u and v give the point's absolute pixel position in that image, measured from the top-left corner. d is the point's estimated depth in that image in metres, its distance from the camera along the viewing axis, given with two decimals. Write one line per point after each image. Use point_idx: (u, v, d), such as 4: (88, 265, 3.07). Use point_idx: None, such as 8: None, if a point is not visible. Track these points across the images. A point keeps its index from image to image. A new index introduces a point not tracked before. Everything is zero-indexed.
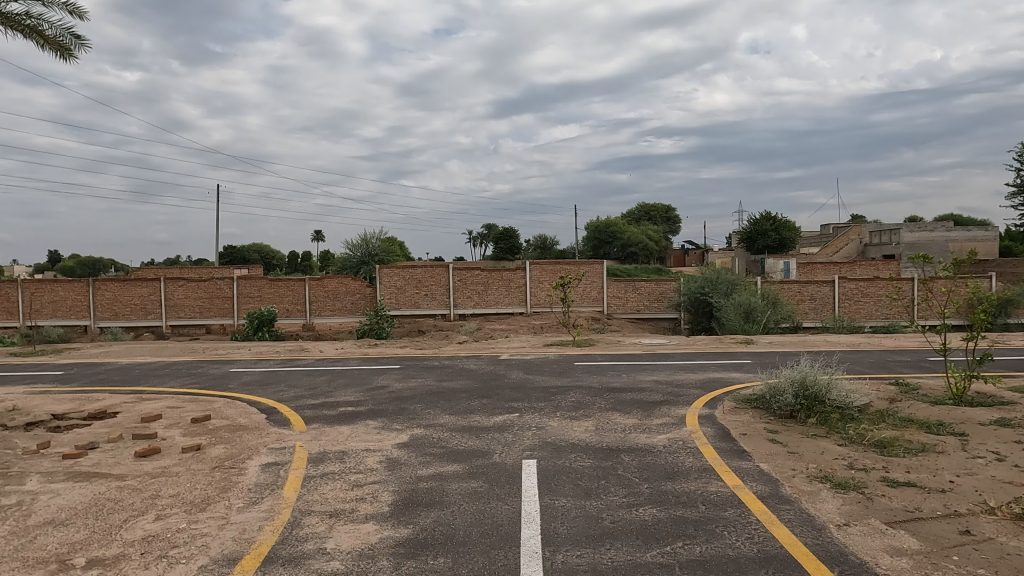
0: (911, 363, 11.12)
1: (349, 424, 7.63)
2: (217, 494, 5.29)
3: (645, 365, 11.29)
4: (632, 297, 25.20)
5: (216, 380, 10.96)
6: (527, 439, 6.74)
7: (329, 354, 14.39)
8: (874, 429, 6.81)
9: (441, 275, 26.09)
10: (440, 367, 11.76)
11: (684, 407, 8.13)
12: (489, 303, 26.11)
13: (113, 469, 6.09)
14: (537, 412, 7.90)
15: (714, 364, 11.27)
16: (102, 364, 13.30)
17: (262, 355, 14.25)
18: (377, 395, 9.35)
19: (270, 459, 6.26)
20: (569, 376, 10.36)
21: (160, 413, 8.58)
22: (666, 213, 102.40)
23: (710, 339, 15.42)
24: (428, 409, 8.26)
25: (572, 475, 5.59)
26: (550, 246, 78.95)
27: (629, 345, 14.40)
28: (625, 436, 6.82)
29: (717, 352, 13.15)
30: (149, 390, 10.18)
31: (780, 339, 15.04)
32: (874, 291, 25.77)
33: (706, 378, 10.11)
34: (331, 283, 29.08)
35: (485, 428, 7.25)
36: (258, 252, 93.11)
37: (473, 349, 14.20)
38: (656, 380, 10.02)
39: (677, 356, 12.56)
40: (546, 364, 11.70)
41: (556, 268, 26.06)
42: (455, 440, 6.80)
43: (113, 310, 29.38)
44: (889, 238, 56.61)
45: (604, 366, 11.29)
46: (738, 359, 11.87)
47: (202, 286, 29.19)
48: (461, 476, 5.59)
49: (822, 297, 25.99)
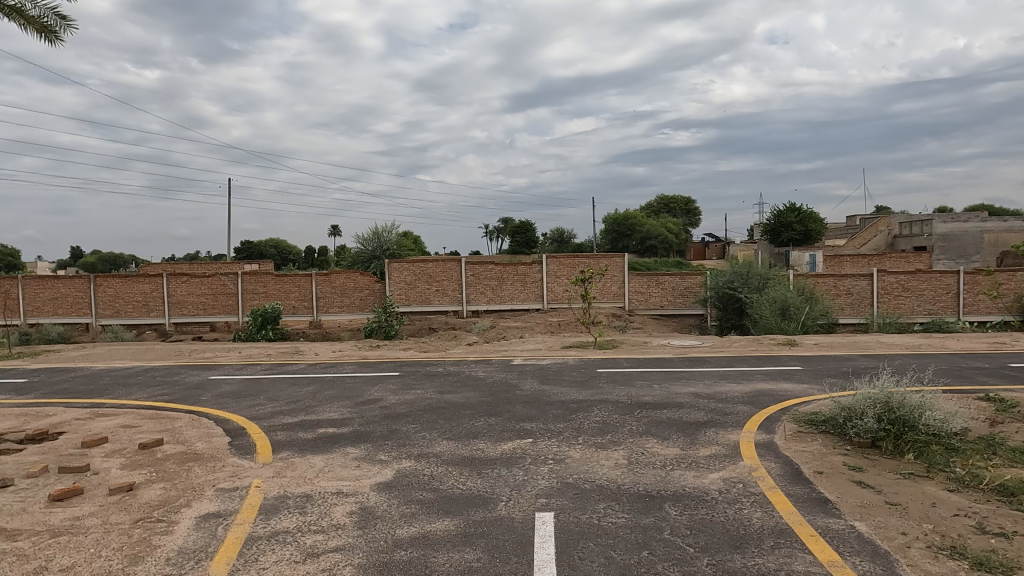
0: (993, 371, 9.47)
1: (325, 454, 6.22)
2: (122, 569, 3.92)
3: (680, 374, 9.79)
4: (654, 292, 23.73)
5: (189, 392, 9.62)
6: (542, 479, 5.29)
7: (325, 358, 13.05)
8: (989, 468, 5.26)
9: (453, 269, 24.68)
10: (444, 375, 10.35)
11: (735, 431, 6.63)
12: (504, 299, 24.70)
13: (10, 522, 4.73)
14: (555, 438, 6.45)
15: (759, 374, 9.75)
16: (75, 369, 12.08)
17: (251, 360, 12.93)
18: (367, 412, 7.93)
19: (211, 509, 4.88)
20: (591, 388, 8.89)
21: (109, 434, 7.24)
22: (687, 205, 99.93)
23: (749, 339, 13.86)
24: (423, 433, 6.84)
25: (603, 540, 4.13)
26: (567, 239, 77.39)
27: (659, 348, 12.90)
28: (667, 475, 5.35)
29: (758, 356, 11.62)
30: (110, 403, 8.85)
31: (826, 339, 13.43)
32: (915, 285, 23.98)
33: (755, 391, 8.60)
34: (340, 278, 27.86)
35: (489, 461, 5.82)
36: (275, 247, 93.13)
37: (484, 352, 12.79)
38: (695, 393, 8.51)
39: (715, 362, 11.04)
40: (564, 372, 10.24)
41: (573, 262, 24.57)
42: (450, 479, 5.37)
43: (115, 307, 28.43)
44: (921, 229, 54.23)
45: (632, 374, 9.81)
46: (787, 367, 10.29)
47: (205, 282, 28.12)
48: (453, 542, 4.15)
49: (859, 291, 24.20)
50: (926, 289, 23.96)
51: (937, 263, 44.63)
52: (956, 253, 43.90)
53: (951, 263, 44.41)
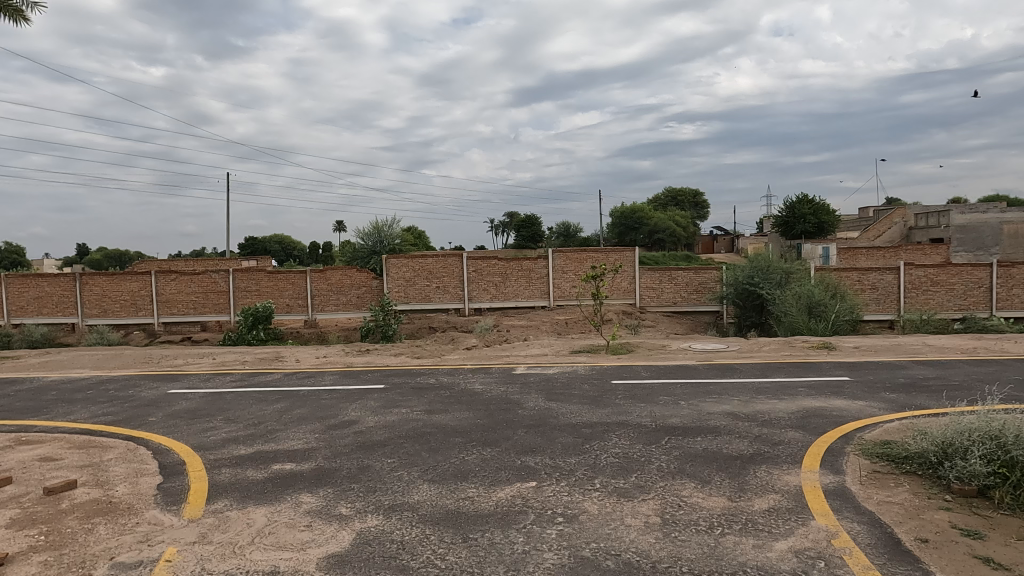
0: None
1: (270, 505, 4.86)
2: None
3: (708, 387, 8.41)
4: (667, 288, 22.34)
5: (139, 411, 8.29)
6: (549, 551, 3.92)
7: (307, 365, 11.74)
8: None
9: (454, 265, 23.31)
10: (434, 389, 8.96)
11: (793, 471, 5.23)
12: (508, 296, 23.37)
13: None
14: (565, 483, 5.08)
15: (802, 386, 8.37)
16: (23, 380, 10.76)
17: (224, 368, 11.60)
18: (338, 440, 6.58)
19: None
20: (607, 408, 7.52)
21: (19, 472, 5.90)
22: (695, 198, 98.22)
23: (779, 341, 12.42)
24: (399, 473, 5.47)
25: None
26: (572, 234, 75.88)
27: (680, 352, 11.49)
28: (718, 545, 3.97)
29: (794, 363, 10.18)
30: (40, 427, 7.52)
31: (867, 343, 11.94)
32: (945, 279, 22.47)
33: (805, 410, 7.18)
34: (335, 275, 26.54)
35: (480, 519, 4.45)
36: (279, 243, 92.33)
37: (483, 359, 11.41)
38: (731, 413, 7.13)
39: (746, 370, 9.62)
40: (574, 384, 8.87)
41: (581, 257, 23.17)
42: (426, 551, 4.00)
43: (102, 306, 27.26)
44: (937, 220, 52.56)
45: (653, 389, 8.43)
46: (832, 378, 8.89)
47: (195, 280, 26.87)
48: None
49: (885, 286, 22.70)
50: (956, 283, 22.46)
51: (954, 255, 42.14)
52: (975, 245, 41.43)
53: (969, 256, 41.84)
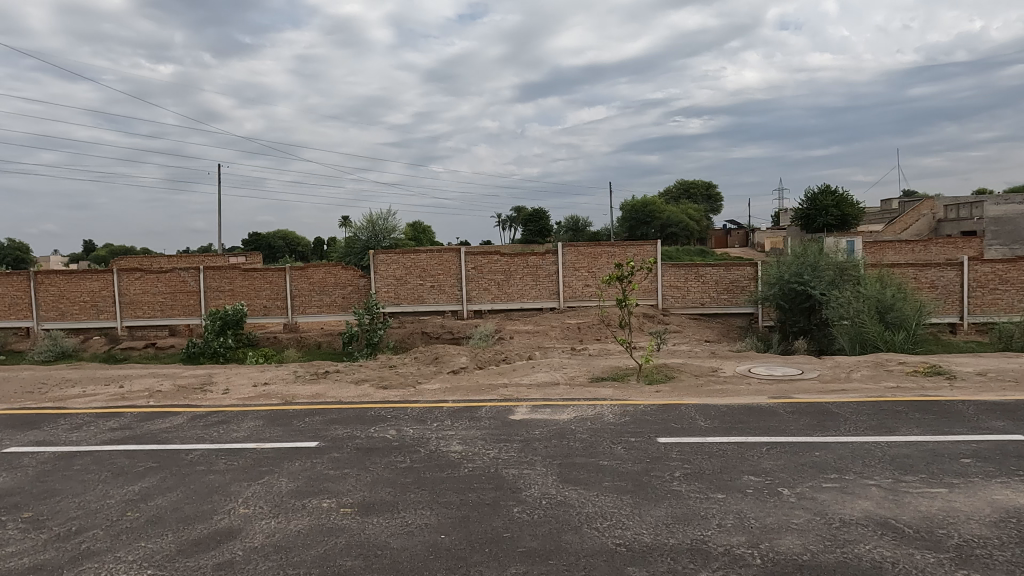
0: None
1: None
2: None
3: (813, 460, 5.28)
4: (693, 286, 19.29)
5: None
6: None
7: (236, 398, 8.71)
8: None
9: (450, 262, 20.26)
10: (389, 453, 5.88)
11: None
12: (511, 297, 20.30)
13: None
14: None
15: (972, 459, 5.22)
16: None
17: (122, 403, 8.55)
18: None
19: None
20: (661, 508, 4.44)
21: None
22: (708, 191, 94.76)
23: (869, 363, 9.26)
24: None
25: None
26: (581, 227, 72.58)
27: (741, 384, 8.29)
28: None
29: (916, 404, 7.06)
30: None
31: (991, 368, 8.83)
32: (1017, 276, 19.16)
33: (1015, 521, 4.05)
34: (317, 273, 23.48)
35: None
36: (283, 237, 89.87)
37: (470, 392, 8.34)
38: (884, 528, 4.03)
39: (855, 420, 6.51)
40: (605, 449, 5.77)
41: (596, 252, 20.04)
42: None
43: (59, 309, 24.37)
44: (969, 213, 49.06)
45: (731, 461, 5.32)
46: (1001, 436, 5.77)
47: (162, 278, 23.93)
48: None
49: (945, 284, 19.52)
50: None
51: (989, 249, 38.83)
52: (1010, 238, 38.03)
53: (1003, 249, 38.38)
